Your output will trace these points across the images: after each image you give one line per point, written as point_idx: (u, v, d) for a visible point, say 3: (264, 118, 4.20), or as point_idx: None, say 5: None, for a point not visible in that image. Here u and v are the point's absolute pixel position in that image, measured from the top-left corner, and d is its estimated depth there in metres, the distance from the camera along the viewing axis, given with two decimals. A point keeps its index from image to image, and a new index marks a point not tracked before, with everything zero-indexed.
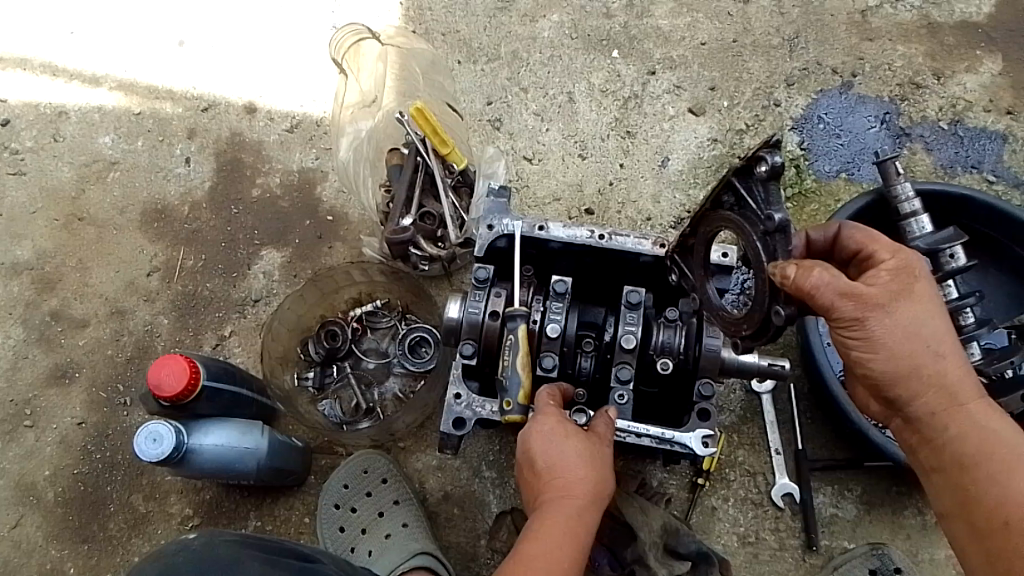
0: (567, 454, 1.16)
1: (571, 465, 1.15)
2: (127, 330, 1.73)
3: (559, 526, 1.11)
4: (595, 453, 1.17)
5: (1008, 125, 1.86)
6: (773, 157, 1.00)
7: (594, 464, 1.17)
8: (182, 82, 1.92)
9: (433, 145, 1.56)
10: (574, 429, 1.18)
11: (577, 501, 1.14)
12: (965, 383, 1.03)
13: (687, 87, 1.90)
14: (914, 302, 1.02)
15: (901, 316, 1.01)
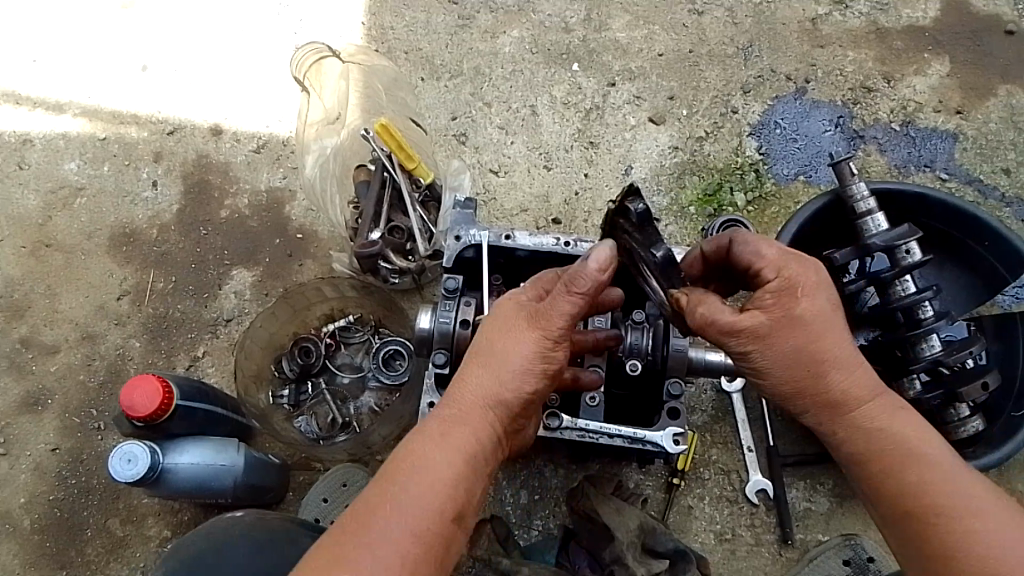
0: (488, 350, 1.06)
1: (486, 366, 1.06)
2: (99, 354, 1.72)
3: (442, 446, 1.00)
4: (516, 351, 1.05)
5: (959, 124, 1.93)
6: (637, 205, 1.13)
7: (512, 364, 1.05)
8: (146, 106, 1.93)
9: (399, 161, 1.59)
10: (507, 318, 1.07)
11: (474, 415, 1.03)
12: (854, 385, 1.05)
13: (647, 97, 1.94)
14: (798, 324, 1.03)
15: (784, 342, 1.04)
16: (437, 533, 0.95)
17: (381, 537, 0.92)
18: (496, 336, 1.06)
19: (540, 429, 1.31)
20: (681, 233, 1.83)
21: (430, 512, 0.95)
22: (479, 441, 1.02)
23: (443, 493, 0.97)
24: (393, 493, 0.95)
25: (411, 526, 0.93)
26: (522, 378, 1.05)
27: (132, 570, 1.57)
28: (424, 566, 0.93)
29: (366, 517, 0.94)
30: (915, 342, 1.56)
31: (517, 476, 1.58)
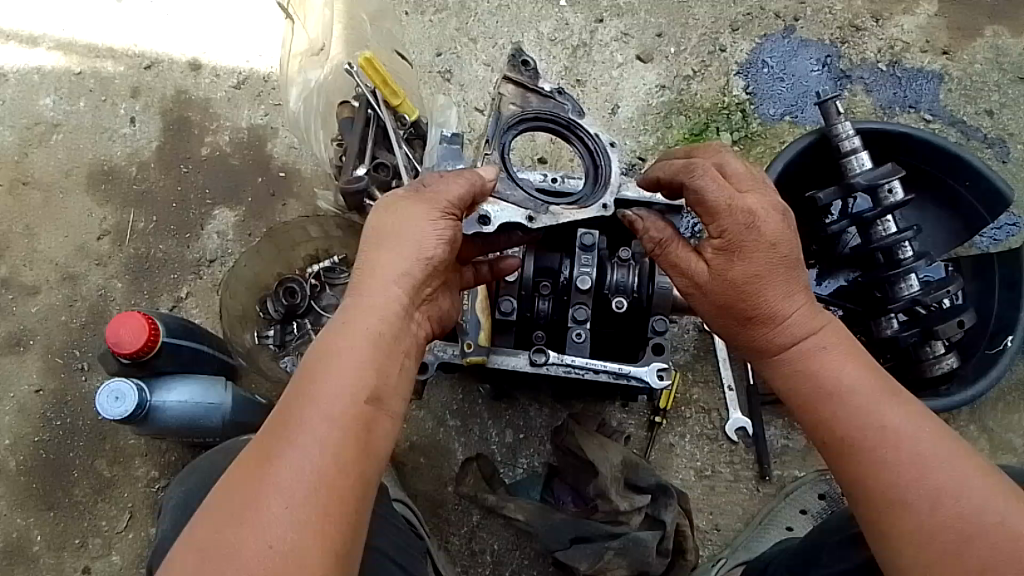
0: (379, 231, 1.03)
1: (382, 245, 1.02)
2: (81, 295, 1.71)
3: (349, 332, 0.96)
4: (413, 224, 1.02)
5: (945, 64, 1.92)
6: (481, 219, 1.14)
7: (413, 235, 1.01)
8: (122, 39, 1.87)
9: (384, 96, 1.56)
10: (387, 203, 1.06)
11: (385, 293, 0.99)
12: (792, 333, 1.04)
13: (635, 34, 1.91)
14: (735, 278, 1.04)
15: (720, 293, 1.06)
16: (356, 416, 0.91)
17: (299, 433, 0.88)
18: (390, 216, 1.03)
19: (527, 364, 1.32)
20: None
21: (345, 398, 0.91)
22: (387, 320, 0.98)
23: (356, 375, 0.93)
24: (305, 390, 0.91)
25: (327, 415, 0.89)
26: (422, 249, 1.01)
27: (119, 512, 1.59)
28: (348, 450, 0.88)
29: (282, 419, 0.89)
30: (895, 281, 1.58)
31: (502, 416, 1.60)
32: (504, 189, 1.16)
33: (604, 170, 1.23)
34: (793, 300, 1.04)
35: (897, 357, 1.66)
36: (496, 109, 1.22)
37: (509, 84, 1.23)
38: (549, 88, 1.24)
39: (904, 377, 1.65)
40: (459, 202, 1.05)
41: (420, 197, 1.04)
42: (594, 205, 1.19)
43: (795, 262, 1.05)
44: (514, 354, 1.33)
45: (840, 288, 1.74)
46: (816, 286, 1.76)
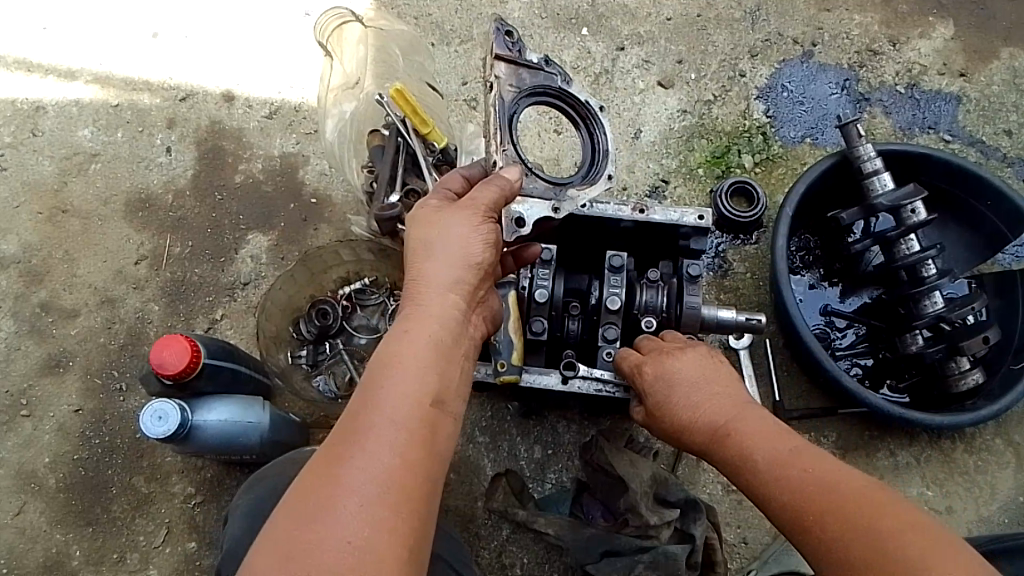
0: (422, 243, 1.08)
1: (426, 256, 1.07)
2: (118, 318, 1.75)
3: (409, 339, 0.99)
4: (456, 232, 1.07)
5: (962, 86, 1.95)
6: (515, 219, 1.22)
7: (458, 243, 1.07)
8: (159, 73, 1.94)
9: (414, 125, 1.56)
10: (421, 213, 1.11)
11: (439, 305, 1.04)
12: (707, 426, 1.11)
13: (656, 61, 1.96)
14: (659, 402, 1.18)
15: (658, 419, 1.19)
16: (423, 418, 0.93)
17: (369, 434, 0.90)
18: (434, 228, 1.08)
19: (559, 383, 1.34)
20: (689, 195, 1.86)
21: (411, 403, 0.94)
22: (444, 329, 1.02)
23: (420, 380, 0.96)
24: (372, 393, 0.93)
25: (395, 418, 0.92)
26: (468, 253, 1.07)
27: (156, 527, 1.62)
28: (417, 450, 0.91)
29: (351, 423, 0.91)
30: (918, 298, 1.59)
31: (531, 433, 1.62)
32: (527, 185, 1.25)
33: (599, 139, 1.31)
34: (703, 400, 1.14)
35: (921, 374, 1.67)
36: (496, 90, 1.25)
37: (500, 65, 1.26)
38: (538, 60, 1.28)
39: (930, 392, 1.66)
40: (494, 205, 1.11)
41: (461, 206, 1.10)
42: (600, 180, 1.29)
43: (703, 371, 1.18)
44: (546, 373, 1.34)
45: (864, 304, 1.76)
46: (840, 304, 1.77)
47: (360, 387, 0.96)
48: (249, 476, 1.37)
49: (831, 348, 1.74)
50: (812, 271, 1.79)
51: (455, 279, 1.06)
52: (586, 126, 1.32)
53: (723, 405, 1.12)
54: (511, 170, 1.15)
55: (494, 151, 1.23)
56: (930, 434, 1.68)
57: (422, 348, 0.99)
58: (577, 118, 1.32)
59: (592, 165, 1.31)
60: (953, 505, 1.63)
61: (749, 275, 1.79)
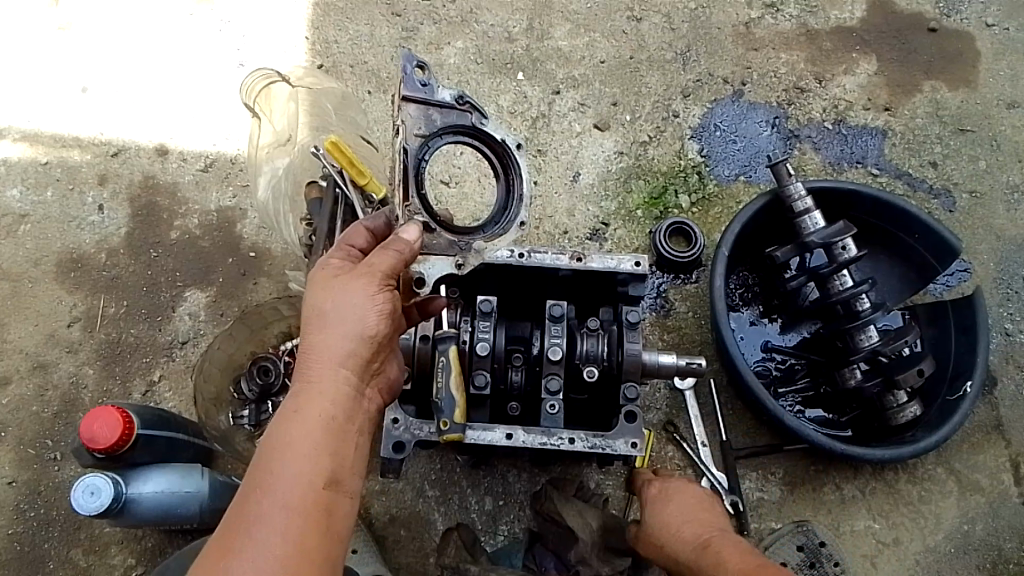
0: (312, 313, 1.07)
1: (317, 327, 1.07)
2: (52, 383, 1.71)
3: (301, 419, 1.01)
4: (346, 301, 1.07)
5: (887, 121, 2.01)
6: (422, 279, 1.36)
7: (351, 313, 1.06)
8: (88, 128, 1.90)
9: (351, 177, 1.54)
10: (314, 279, 1.10)
11: (330, 380, 1.04)
12: (694, 531, 1.26)
13: (591, 104, 1.99)
14: (653, 509, 1.34)
15: (648, 519, 1.34)
16: (314, 505, 0.96)
17: (258, 524, 0.92)
18: (326, 296, 1.07)
19: (503, 438, 1.33)
20: (629, 236, 1.88)
21: (302, 490, 0.96)
22: (336, 405, 1.04)
23: (310, 464, 0.98)
24: (262, 481, 0.96)
25: (285, 505, 0.94)
26: (361, 325, 1.06)
27: None
28: (310, 538, 0.93)
29: (243, 511, 0.93)
30: (855, 333, 1.63)
31: (481, 483, 1.62)
32: (431, 240, 1.40)
33: (514, 182, 1.47)
34: (690, 521, 1.29)
35: (863, 407, 1.72)
36: (403, 135, 1.38)
37: (410, 105, 1.39)
38: (449, 99, 1.41)
39: (871, 424, 1.71)
40: (392, 270, 1.11)
41: (356, 274, 1.09)
42: (512, 227, 1.45)
43: (707, 504, 1.34)
44: (489, 429, 1.32)
45: (803, 339, 1.79)
46: (781, 339, 1.81)
47: (252, 471, 0.98)
48: (184, 550, 1.41)
49: (773, 385, 1.77)
50: (751, 307, 1.83)
51: (347, 350, 1.06)
52: (504, 170, 1.48)
53: (695, 526, 1.27)
54: (410, 230, 1.18)
55: (395, 204, 1.36)
56: (874, 465, 1.71)
57: (311, 429, 1.01)
58: (496, 159, 1.47)
59: (507, 210, 1.47)
60: (898, 534, 1.67)
61: (690, 314, 1.81)
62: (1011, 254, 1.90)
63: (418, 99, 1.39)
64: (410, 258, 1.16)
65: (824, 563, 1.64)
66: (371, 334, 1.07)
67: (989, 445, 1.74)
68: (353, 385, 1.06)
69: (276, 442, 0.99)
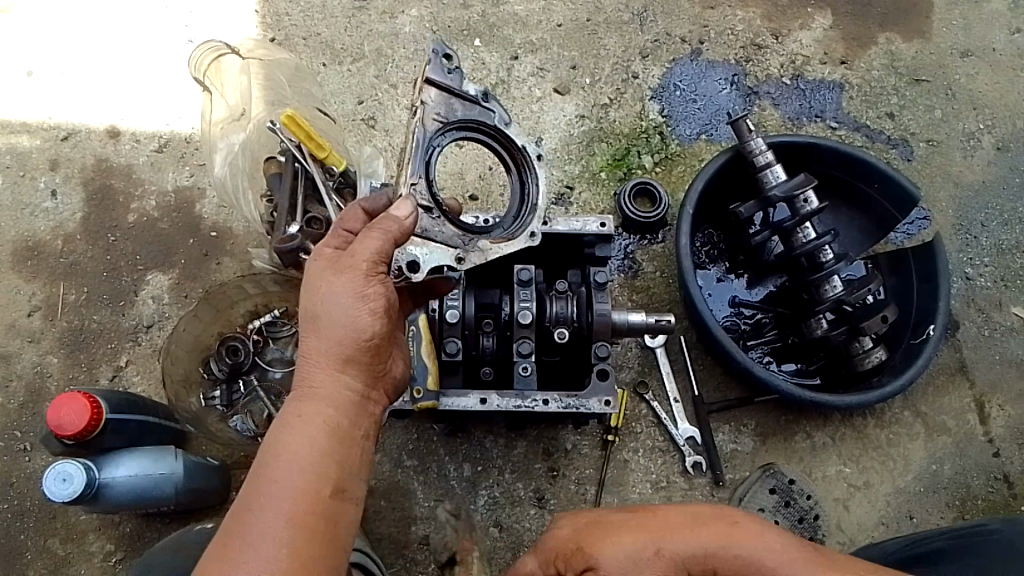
0: (307, 314, 1.07)
1: (314, 328, 1.06)
2: (15, 374, 1.68)
3: (302, 426, 1.03)
4: (340, 301, 1.05)
5: (844, 74, 2.02)
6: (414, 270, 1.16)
7: (345, 315, 1.05)
8: (37, 113, 1.85)
9: (309, 150, 1.56)
10: (309, 274, 1.09)
11: (329, 385, 1.06)
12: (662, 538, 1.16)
13: (551, 68, 1.97)
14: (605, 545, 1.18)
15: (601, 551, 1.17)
16: (314, 513, 0.99)
17: (259, 533, 0.96)
18: (321, 296, 1.06)
19: (477, 403, 1.34)
20: (595, 200, 1.88)
21: (300, 499, 0.99)
22: (336, 411, 1.05)
23: (309, 471, 1.01)
24: (262, 487, 0.99)
25: (285, 514, 0.97)
26: (358, 325, 1.06)
27: None
28: (309, 546, 0.97)
29: (243, 518, 0.98)
30: (819, 283, 1.65)
31: (459, 451, 1.63)
32: (431, 227, 1.18)
33: (530, 187, 1.27)
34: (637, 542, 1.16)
35: (829, 355, 1.74)
36: (420, 116, 1.20)
37: (431, 89, 1.20)
38: (475, 92, 1.23)
39: (839, 373, 1.74)
40: (382, 256, 1.08)
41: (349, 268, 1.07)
42: (522, 235, 1.24)
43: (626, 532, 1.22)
44: (463, 395, 1.34)
45: (769, 293, 1.81)
46: (748, 294, 1.82)
47: (253, 475, 1.02)
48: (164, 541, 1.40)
49: (742, 339, 1.79)
50: (718, 264, 1.84)
51: (344, 353, 1.06)
52: (520, 173, 1.28)
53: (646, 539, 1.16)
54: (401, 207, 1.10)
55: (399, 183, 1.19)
56: (843, 413, 1.75)
57: (310, 435, 1.03)
58: (511, 161, 1.28)
59: (517, 217, 1.26)
60: (869, 478, 1.71)
61: (658, 274, 1.82)
62: (968, 200, 1.94)
63: (441, 83, 1.20)
64: (400, 237, 1.09)
65: (798, 500, 1.66)
66: (367, 335, 1.06)
67: (953, 386, 1.78)
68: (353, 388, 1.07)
69: (276, 447, 1.02)
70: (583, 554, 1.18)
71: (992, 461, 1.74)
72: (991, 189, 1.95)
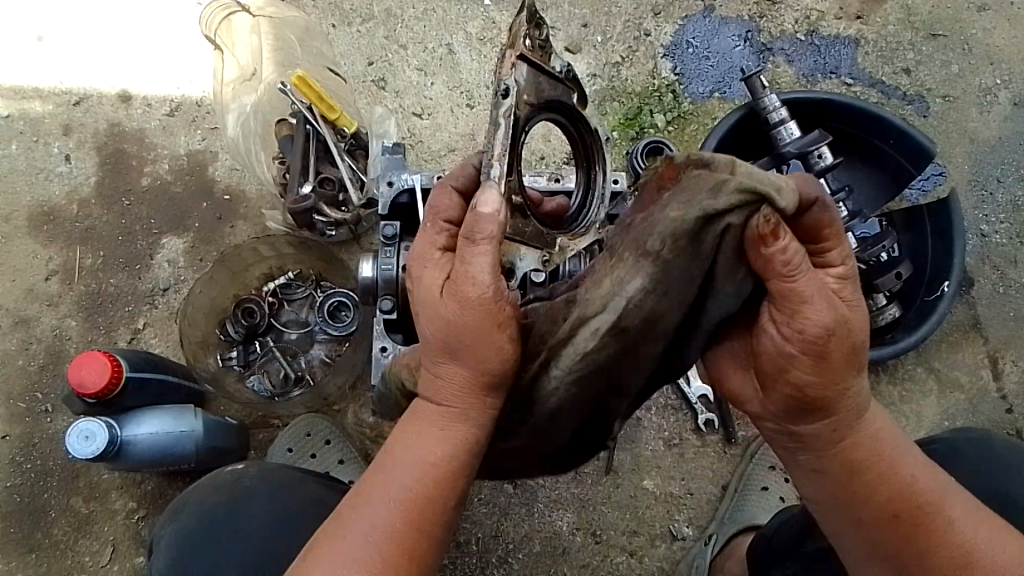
0: (426, 322, 0.93)
1: (434, 335, 0.93)
2: (36, 338, 1.70)
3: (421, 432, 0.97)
4: (456, 314, 0.90)
5: (859, 29, 1.99)
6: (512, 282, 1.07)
7: (465, 328, 0.90)
8: (48, 78, 1.85)
9: (321, 112, 1.58)
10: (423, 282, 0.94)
11: (451, 395, 0.95)
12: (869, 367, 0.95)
13: (561, 27, 1.95)
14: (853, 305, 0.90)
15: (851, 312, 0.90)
16: (414, 519, 0.94)
17: (360, 523, 0.94)
18: (434, 311, 0.92)
19: None
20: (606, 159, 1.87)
21: (405, 500, 0.95)
22: (459, 420, 0.96)
23: (418, 476, 0.95)
24: (376, 482, 0.97)
25: (388, 513, 0.94)
26: (479, 340, 0.90)
27: (100, 547, 1.60)
28: (401, 550, 0.94)
29: (355, 501, 0.97)
30: None
31: None
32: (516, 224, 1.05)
33: (597, 174, 1.23)
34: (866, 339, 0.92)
35: None
36: (513, 99, 0.97)
37: (522, 63, 1.00)
38: (561, 69, 1.09)
39: None
40: (492, 269, 0.90)
41: (461, 278, 0.89)
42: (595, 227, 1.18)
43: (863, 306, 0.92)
44: None
45: None
46: None
47: (373, 463, 1.00)
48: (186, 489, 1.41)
49: None
50: None
51: (469, 366, 0.93)
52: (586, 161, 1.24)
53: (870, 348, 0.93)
54: (489, 202, 0.91)
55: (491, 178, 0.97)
56: None
57: (429, 439, 0.96)
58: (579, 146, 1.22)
59: (585, 208, 1.22)
60: None
61: None
62: (984, 156, 1.92)
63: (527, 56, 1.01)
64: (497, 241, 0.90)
65: None
66: (486, 353, 0.91)
67: (968, 343, 1.78)
68: (476, 399, 0.95)
69: (396, 447, 0.98)
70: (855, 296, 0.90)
71: (1004, 417, 1.75)
72: (1008, 144, 1.92)
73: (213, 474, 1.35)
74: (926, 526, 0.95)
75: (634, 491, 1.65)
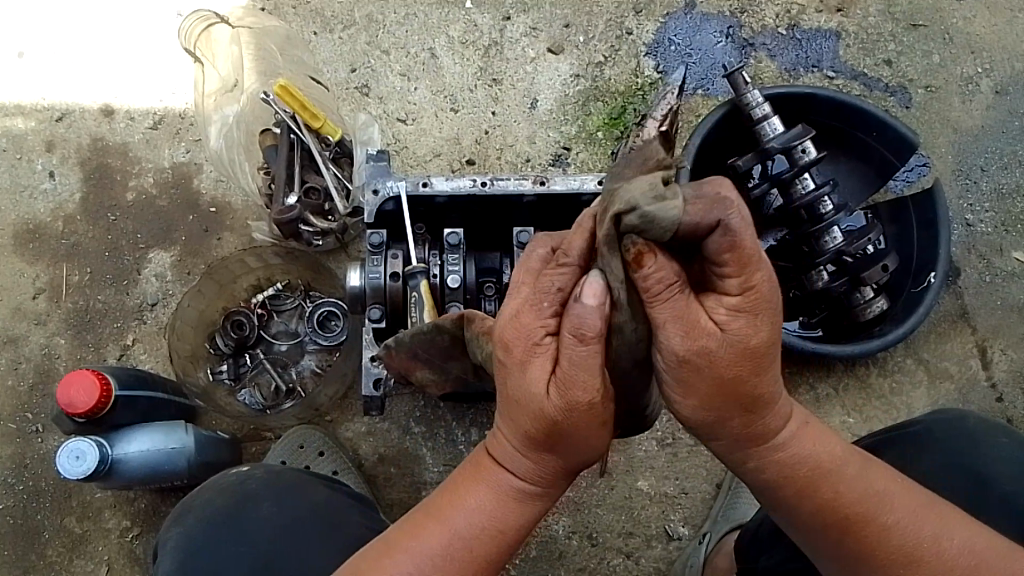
0: (512, 397, 0.92)
1: (517, 410, 0.92)
2: (25, 357, 1.70)
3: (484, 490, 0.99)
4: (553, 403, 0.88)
5: (840, 21, 1.99)
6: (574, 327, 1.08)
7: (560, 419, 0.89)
8: (30, 95, 1.84)
9: (304, 121, 1.57)
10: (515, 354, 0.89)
11: (523, 464, 0.97)
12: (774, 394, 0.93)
13: (543, 27, 1.94)
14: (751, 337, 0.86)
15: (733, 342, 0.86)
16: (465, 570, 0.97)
17: (410, 560, 0.96)
18: (540, 406, 0.89)
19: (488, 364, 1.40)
20: (592, 159, 1.87)
21: (458, 549, 0.97)
22: (524, 485, 0.98)
23: (476, 531, 0.98)
24: (431, 521, 0.99)
25: (438, 557, 0.96)
26: (568, 429, 0.90)
27: (96, 565, 1.60)
28: None
29: (406, 533, 0.99)
30: (819, 235, 1.65)
31: (466, 416, 1.64)
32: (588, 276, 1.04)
33: None
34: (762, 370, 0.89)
35: (831, 308, 1.75)
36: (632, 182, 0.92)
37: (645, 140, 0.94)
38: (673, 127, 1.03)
39: (841, 324, 1.74)
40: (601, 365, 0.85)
41: (571, 373, 0.85)
42: None
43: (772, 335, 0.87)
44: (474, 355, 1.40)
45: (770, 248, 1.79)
46: None
47: (428, 502, 1.02)
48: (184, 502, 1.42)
49: None
50: None
51: (551, 447, 0.93)
52: None
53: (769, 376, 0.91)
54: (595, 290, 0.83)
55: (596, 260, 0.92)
56: (847, 364, 1.77)
57: (489, 496, 0.98)
58: None
59: None
60: (872, 426, 1.74)
61: None
62: (968, 145, 1.93)
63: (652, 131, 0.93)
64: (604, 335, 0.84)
65: None
66: (574, 439, 0.92)
67: (958, 333, 1.79)
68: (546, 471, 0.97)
69: (456, 494, 1.00)
70: (751, 327, 0.85)
71: (994, 405, 1.77)
72: (990, 134, 1.93)
73: (208, 482, 1.37)
74: (869, 536, 0.97)
75: (628, 492, 1.65)
